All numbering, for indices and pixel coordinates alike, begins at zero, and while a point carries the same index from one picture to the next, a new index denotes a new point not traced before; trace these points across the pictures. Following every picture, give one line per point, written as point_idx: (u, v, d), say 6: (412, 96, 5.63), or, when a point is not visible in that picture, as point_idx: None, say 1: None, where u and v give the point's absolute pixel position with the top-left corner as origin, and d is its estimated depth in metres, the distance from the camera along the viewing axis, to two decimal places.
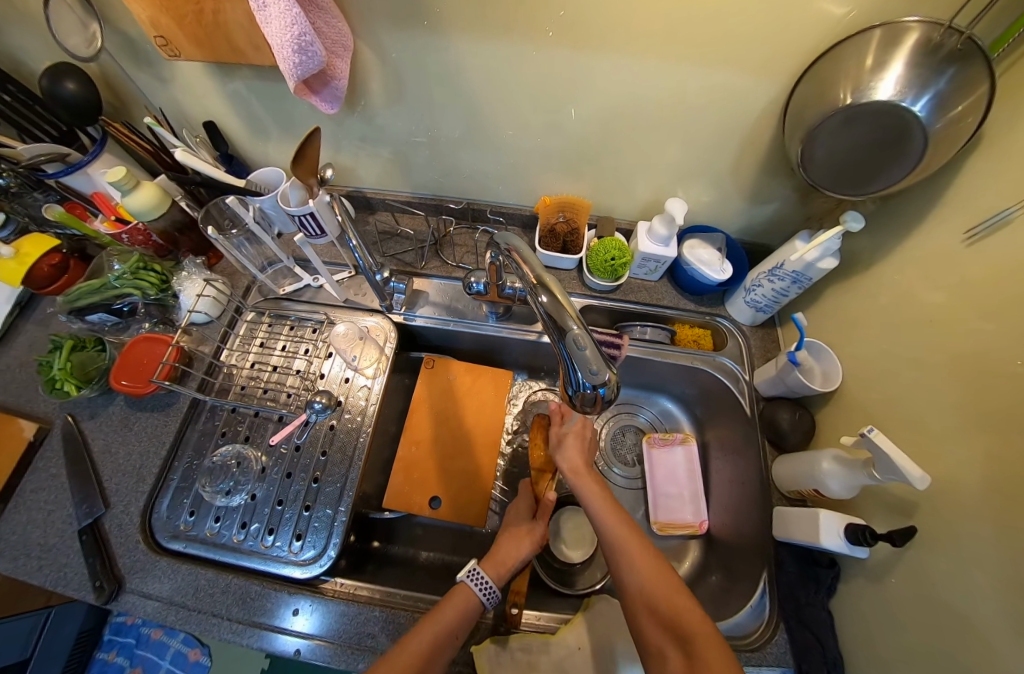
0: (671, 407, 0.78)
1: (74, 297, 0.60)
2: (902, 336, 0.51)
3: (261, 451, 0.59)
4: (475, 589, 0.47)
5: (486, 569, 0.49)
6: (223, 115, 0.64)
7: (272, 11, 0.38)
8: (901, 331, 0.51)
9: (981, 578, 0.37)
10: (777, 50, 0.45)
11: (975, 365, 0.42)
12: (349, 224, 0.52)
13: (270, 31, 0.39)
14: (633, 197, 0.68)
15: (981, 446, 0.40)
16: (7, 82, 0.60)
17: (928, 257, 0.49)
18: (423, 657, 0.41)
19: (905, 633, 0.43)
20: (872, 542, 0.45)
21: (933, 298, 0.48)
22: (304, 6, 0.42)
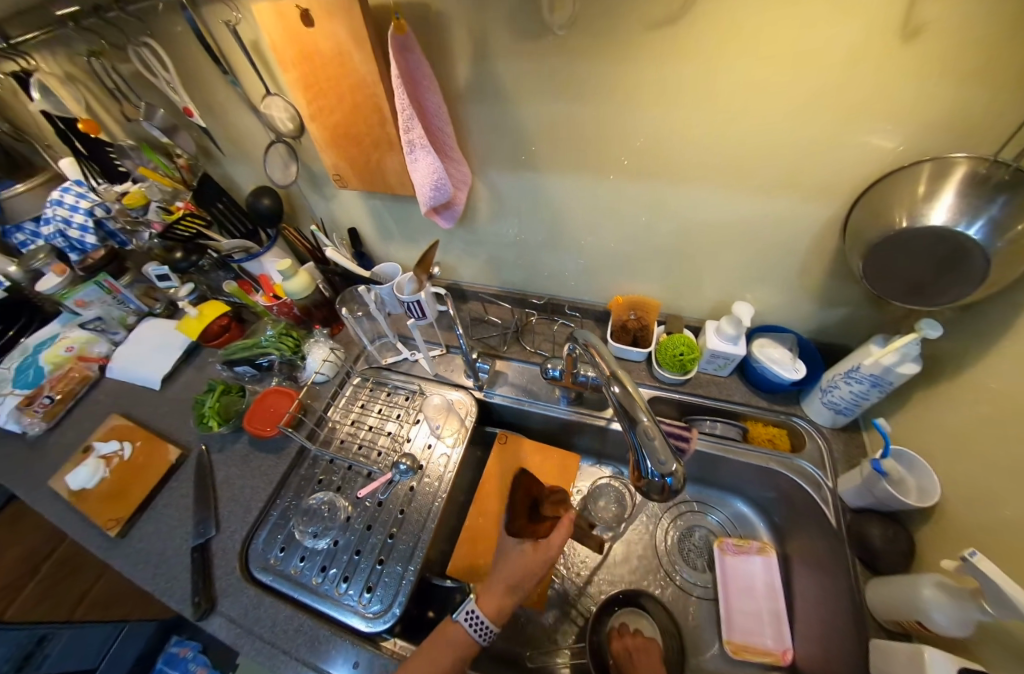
0: (745, 511, 0.75)
1: (232, 351, 0.79)
2: (999, 449, 0.48)
3: (349, 502, 0.66)
4: (467, 626, 0.49)
5: (484, 607, 0.50)
6: (362, 222, 0.83)
7: (417, 161, 0.55)
8: (998, 440, 0.48)
9: None
10: (831, 177, 0.52)
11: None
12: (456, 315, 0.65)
13: (416, 174, 0.56)
14: (700, 299, 0.74)
15: None
16: (223, 198, 0.87)
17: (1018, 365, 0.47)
18: None
19: None
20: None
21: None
22: (442, 157, 0.59)
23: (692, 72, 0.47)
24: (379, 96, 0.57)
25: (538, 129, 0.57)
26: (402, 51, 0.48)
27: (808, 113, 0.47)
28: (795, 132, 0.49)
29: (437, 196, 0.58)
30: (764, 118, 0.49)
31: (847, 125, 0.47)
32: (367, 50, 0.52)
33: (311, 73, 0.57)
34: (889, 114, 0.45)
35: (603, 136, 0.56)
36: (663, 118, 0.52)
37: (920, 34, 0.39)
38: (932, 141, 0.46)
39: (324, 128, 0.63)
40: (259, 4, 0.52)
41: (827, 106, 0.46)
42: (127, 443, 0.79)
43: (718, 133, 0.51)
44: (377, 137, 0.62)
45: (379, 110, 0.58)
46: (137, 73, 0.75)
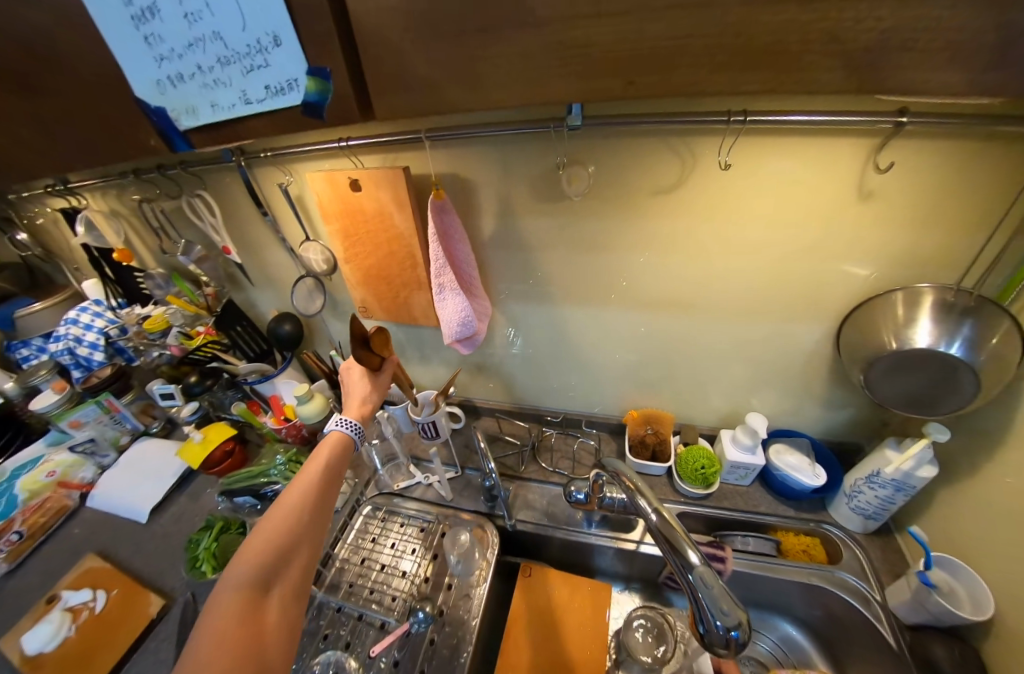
0: (795, 634, 0.68)
1: (233, 480, 0.78)
2: None
3: (359, 663, 0.58)
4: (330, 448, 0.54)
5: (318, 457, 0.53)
6: (378, 342, 0.86)
7: (440, 298, 0.61)
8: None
9: None
10: (815, 303, 0.59)
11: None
12: (487, 453, 0.64)
13: (444, 311, 0.62)
14: (710, 406, 0.76)
15: None
16: (242, 322, 0.92)
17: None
18: (274, 581, 0.42)
19: None
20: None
21: None
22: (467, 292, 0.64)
23: (687, 221, 0.55)
24: (413, 246, 0.64)
25: (550, 264, 0.64)
26: (440, 212, 0.56)
27: (784, 253, 0.55)
28: (779, 267, 0.56)
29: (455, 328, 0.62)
30: (747, 255, 0.56)
31: (825, 261, 0.54)
32: (407, 211, 0.60)
33: (350, 226, 0.65)
34: (855, 252, 0.53)
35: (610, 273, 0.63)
36: (663, 258, 0.59)
37: (872, 196, 0.48)
38: (894, 271, 0.53)
39: (358, 270, 0.70)
40: (314, 175, 0.61)
41: (798, 249, 0.54)
42: (102, 592, 0.71)
43: (710, 269, 0.59)
44: (408, 278, 0.67)
45: (412, 256, 0.65)
46: (179, 210, 0.83)
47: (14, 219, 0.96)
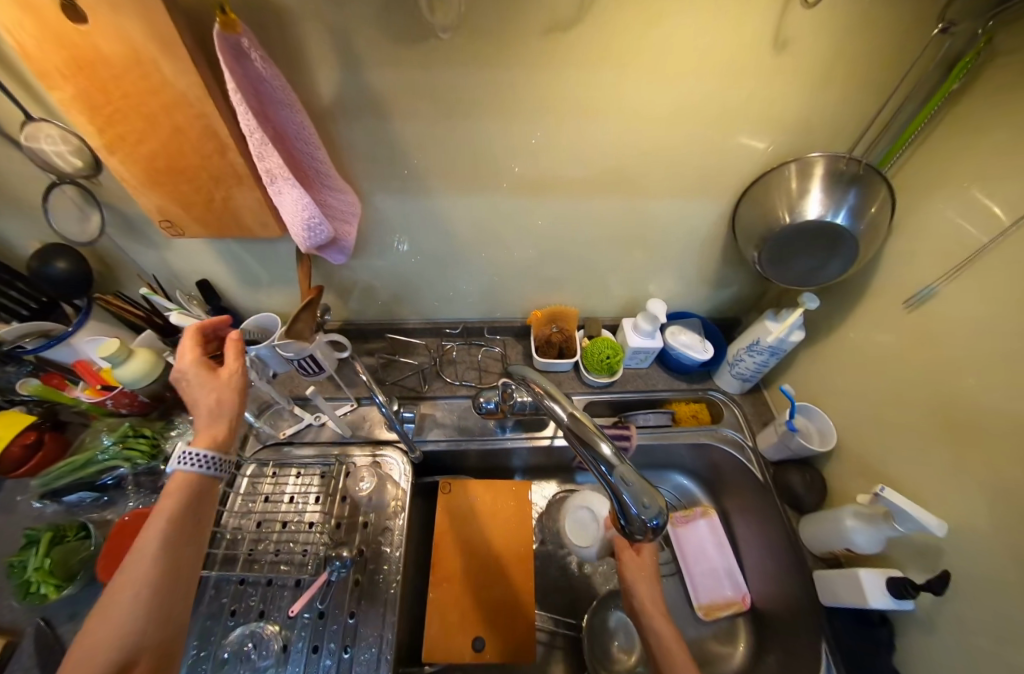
0: (685, 483, 0.81)
1: (53, 478, 0.58)
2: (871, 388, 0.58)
3: (278, 625, 0.53)
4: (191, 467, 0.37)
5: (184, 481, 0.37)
6: (214, 271, 0.66)
7: (279, 197, 0.43)
8: (870, 380, 0.58)
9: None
10: (719, 180, 0.55)
11: (947, 401, 0.47)
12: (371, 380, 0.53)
13: (284, 210, 0.44)
14: (612, 296, 0.74)
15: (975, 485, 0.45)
16: None
17: (879, 321, 0.56)
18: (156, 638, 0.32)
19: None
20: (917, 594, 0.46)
21: (889, 348, 0.55)
22: (312, 185, 0.47)
23: (594, 73, 0.43)
24: (212, 117, 0.42)
25: (422, 147, 0.49)
26: (235, 58, 0.34)
27: (695, 119, 0.47)
28: (688, 136, 0.49)
29: (316, 236, 0.47)
30: (658, 125, 0.48)
31: (736, 127, 0.49)
32: (183, 57, 0.38)
33: (92, 92, 0.40)
34: (763, 119, 0.48)
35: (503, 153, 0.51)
36: (564, 126, 0.48)
37: (788, 46, 0.42)
38: (794, 141, 0.51)
39: (133, 164, 0.46)
40: None
41: (710, 113, 0.47)
42: None
43: (616, 144, 0.50)
44: (218, 170, 0.47)
45: (217, 138, 0.44)
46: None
47: None
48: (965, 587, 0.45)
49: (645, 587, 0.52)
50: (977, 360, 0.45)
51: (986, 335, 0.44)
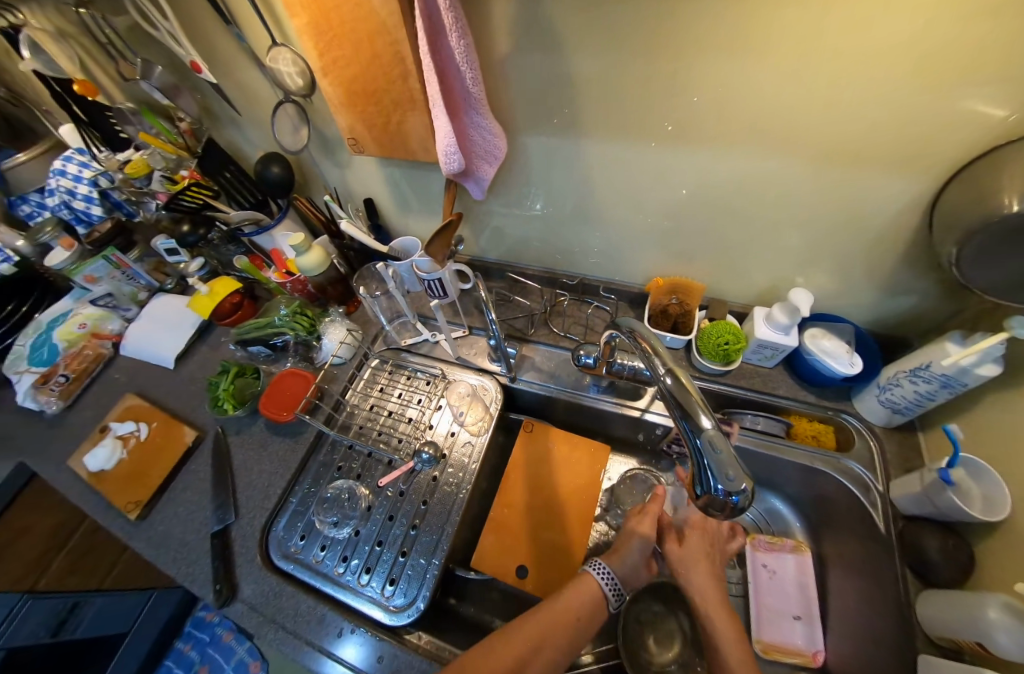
0: (780, 508, 0.71)
1: (245, 332, 0.75)
2: None
3: (369, 490, 0.64)
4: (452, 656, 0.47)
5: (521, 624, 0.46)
6: (379, 193, 0.77)
7: (436, 125, 0.49)
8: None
9: None
10: (921, 152, 0.45)
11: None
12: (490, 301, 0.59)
13: (438, 134, 0.50)
14: (750, 282, 0.67)
15: None
16: (229, 166, 0.82)
17: None
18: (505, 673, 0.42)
19: None
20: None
21: None
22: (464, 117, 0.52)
23: (788, 9, 0.38)
24: (402, 44, 0.49)
25: (578, 86, 0.50)
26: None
27: (903, 71, 0.39)
28: (891, 93, 0.41)
29: (453, 165, 0.53)
30: (849, 73, 0.40)
31: (961, 84, 0.38)
32: None
33: (323, 20, 0.49)
34: (1005, 75, 0.36)
35: (653, 96, 0.48)
36: (735, 70, 0.43)
37: None
38: None
39: (338, 85, 0.56)
40: None
41: (925, 65, 0.38)
42: (144, 424, 0.76)
43: (788, 94, 0.44)
44: (398, 95, 0.55)
45: (403, 64, 0.51)
46: (137, 28, 0.68)
47: None
48: None
49: (704, 580, 0.52)
50: None
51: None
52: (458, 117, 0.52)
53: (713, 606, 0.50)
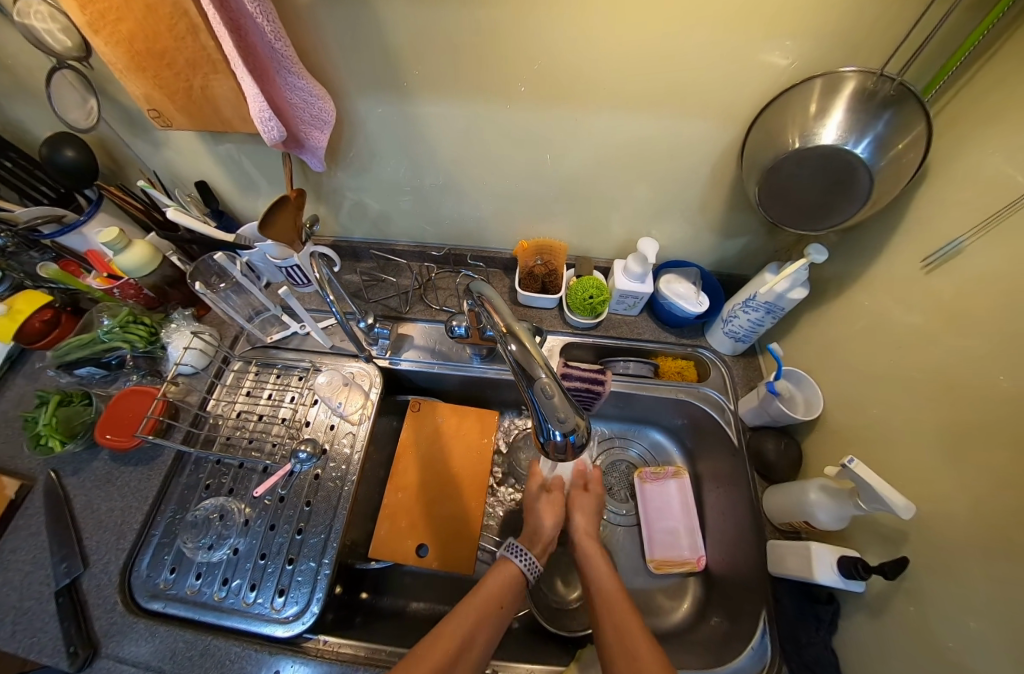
0: (661, 440, 0.79)
1: (64, 352, 0.62)
2: (869, 357, 0.53)
3: (245, 503, 0.59)
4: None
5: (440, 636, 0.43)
6: (214, 174, 0.68)
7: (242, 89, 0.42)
8: (870, 354, 0.53)
9: (967, 601, 0.37)
10: (728, 104, 0.49)
11: (949, 376, 0.42)
12: (324, 282, 0.57)
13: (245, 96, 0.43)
14: (609, 235, 0.71)
15: (950, 467, 0.41)
16: (9, 150, 0.64)
17: (890, 284, 0.51)
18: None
19: (898, 658, 0.43)
20: (865, 574, 0.44)
21: (899, 317, 0.49)
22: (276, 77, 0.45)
23: None
24: None
25: (410, 44, 0.47)
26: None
27: (699, 24, 0.42)
28: (698, 44, 0.44)
29: (274, 133, 0.47)
30: (657, 25, 0.42)
31: (745, 37, 0.43)
32: None
33: None
34: (782, 26, 0.42)
35: (488, 52, 0.47)
36: (558, 26, 0.44)
37: None
38: (820, 51, 0.44)
39: (118, 46, 0.47)
40: None
41: (716, 18, 0.41)
42: None
43: (609, 49, 0.45)
44: (193, 54, 0.47)
45: (186, 16, 0.43)
46: None
47: None
48: (920, 572, 0.42)
49: (581, 519, 0.59)
50: (987, 328, 0.39)
51: (1005, 306, 0.38)
52: (266, 78, 0.45)
53: (587, 538, 0.57)
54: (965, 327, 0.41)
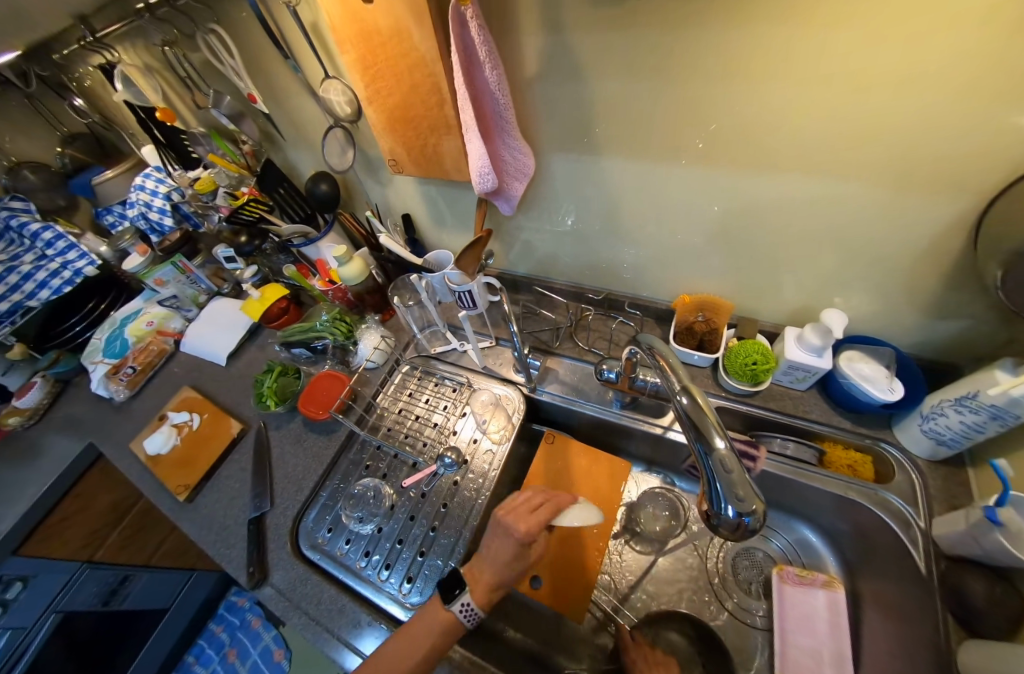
0: (812, 539, 0.69)
1: (289, 333, 0.81)
2: None
3: (394, 490, 0.67)
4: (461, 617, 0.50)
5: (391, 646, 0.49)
6: (415, 207, 0.82)
7: (471, 148, 0.52)
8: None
9: None
10: (965, 175, 0.42)
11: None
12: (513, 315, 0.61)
13: (472, 155, 0.53)
14: (780, 300, 0.66)
15: None
16: (282, 182, 0.88)
17: None
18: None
19: None
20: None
21: None
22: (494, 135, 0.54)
23: (813, 41, 0.38)
24: (437, 74, 0.53)
25: (604, 109, 0.52)
26: (458, 26, 0.43)
27: (924, 92, 0.38)
28: (935, 118, 0.39)
29: (487, 184, 0.56)
30: (865, 94, 0.40)
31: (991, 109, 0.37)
32: (426, 25, 0.48)
33: (369, 54, 0.54)
34: None
35: (673, 118, 0.50)
36: (755, 96, 0.44)
37: None
38: None
39: (382, 111, 0.62)
40: None
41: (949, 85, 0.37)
42: (196, 415, 0.83)
43: (804, 113, 0.44)
44: (435, 120, 0.59)
45: (439, 92, 0.55)
46: (207, 62, 0.77)
47: (66, 83, 0.83)
48: None
49: None
50: None
51: None
52: (489, 138, 0.55)
53: None
54: None
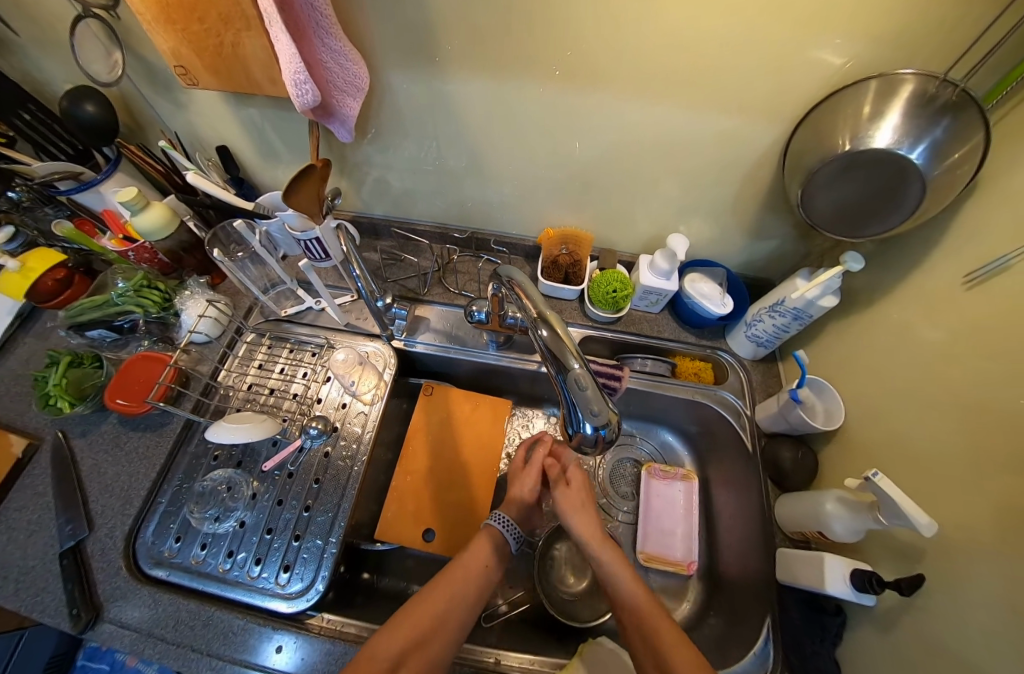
0: (671, 440, 0.78)
1: (75, 312, 0.60)
2: (892, 372, 0.51)
3: (254, 477, 0.59)
4: (501, 528, 0.52)
5: None
6: (235, 139, 0.66)
7: (278, 47, 0.40)
8: (891, 372, 0.51)
9: (986, 614, 0.36)
10: (774, 100, 0.47)
11: (965, 389, 0.42)
12: (353, 253, 0.52)
13: (281, 57, 0.40)
14: (636, 231, 0.70)
15: (970, 490, 0.39)
16: (28, 102, 0.63)
17: (921, 296, 0.49)
18: None
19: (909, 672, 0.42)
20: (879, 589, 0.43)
21: (927, 331, 0.47)
22: (309, 33, 0.42)
23: None
24: None
25: (443, 15, 0.45)
26: None
27: (738, 13, 0.40)
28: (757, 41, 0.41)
29: (308, 98, 0.44)
30: (694, 11, 0.40)
31: (792, 31, 0.40)
32: None
33: None
34: (829, 23, 0.39)
35: (522, 30, 0.45)
36: (604, 7, 0.41)
37: None
38: (880, 52, 0.41)
39: None
40: None
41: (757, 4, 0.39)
42: None
43: (644, 32, 0.43)
44: (227, 9, 0.45)
45: None
46: None
47: None
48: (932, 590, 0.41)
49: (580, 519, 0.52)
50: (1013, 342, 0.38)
51: None
52: (303, 39, 0.43)
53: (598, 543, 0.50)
54: (988, 345, 0.40)
